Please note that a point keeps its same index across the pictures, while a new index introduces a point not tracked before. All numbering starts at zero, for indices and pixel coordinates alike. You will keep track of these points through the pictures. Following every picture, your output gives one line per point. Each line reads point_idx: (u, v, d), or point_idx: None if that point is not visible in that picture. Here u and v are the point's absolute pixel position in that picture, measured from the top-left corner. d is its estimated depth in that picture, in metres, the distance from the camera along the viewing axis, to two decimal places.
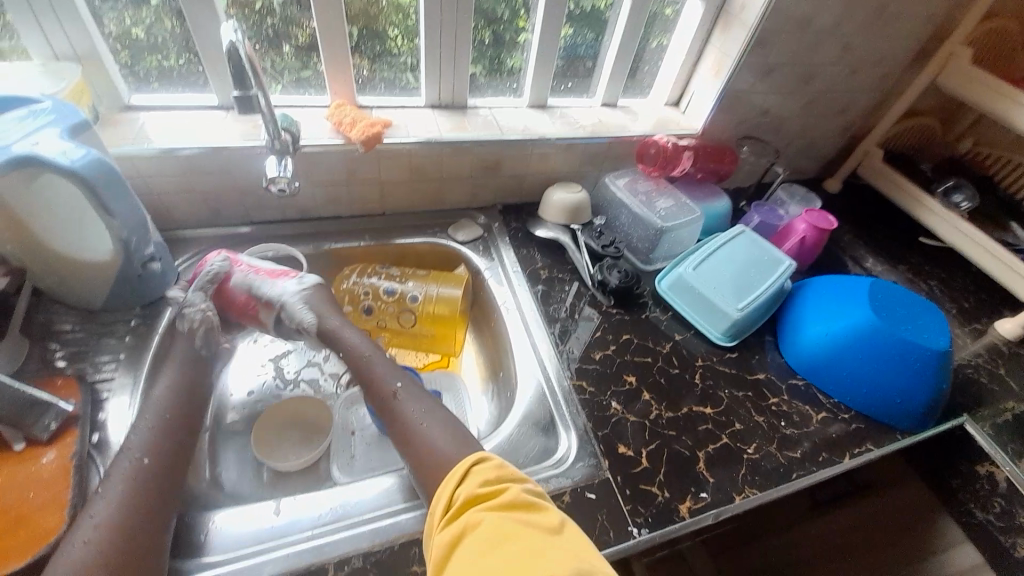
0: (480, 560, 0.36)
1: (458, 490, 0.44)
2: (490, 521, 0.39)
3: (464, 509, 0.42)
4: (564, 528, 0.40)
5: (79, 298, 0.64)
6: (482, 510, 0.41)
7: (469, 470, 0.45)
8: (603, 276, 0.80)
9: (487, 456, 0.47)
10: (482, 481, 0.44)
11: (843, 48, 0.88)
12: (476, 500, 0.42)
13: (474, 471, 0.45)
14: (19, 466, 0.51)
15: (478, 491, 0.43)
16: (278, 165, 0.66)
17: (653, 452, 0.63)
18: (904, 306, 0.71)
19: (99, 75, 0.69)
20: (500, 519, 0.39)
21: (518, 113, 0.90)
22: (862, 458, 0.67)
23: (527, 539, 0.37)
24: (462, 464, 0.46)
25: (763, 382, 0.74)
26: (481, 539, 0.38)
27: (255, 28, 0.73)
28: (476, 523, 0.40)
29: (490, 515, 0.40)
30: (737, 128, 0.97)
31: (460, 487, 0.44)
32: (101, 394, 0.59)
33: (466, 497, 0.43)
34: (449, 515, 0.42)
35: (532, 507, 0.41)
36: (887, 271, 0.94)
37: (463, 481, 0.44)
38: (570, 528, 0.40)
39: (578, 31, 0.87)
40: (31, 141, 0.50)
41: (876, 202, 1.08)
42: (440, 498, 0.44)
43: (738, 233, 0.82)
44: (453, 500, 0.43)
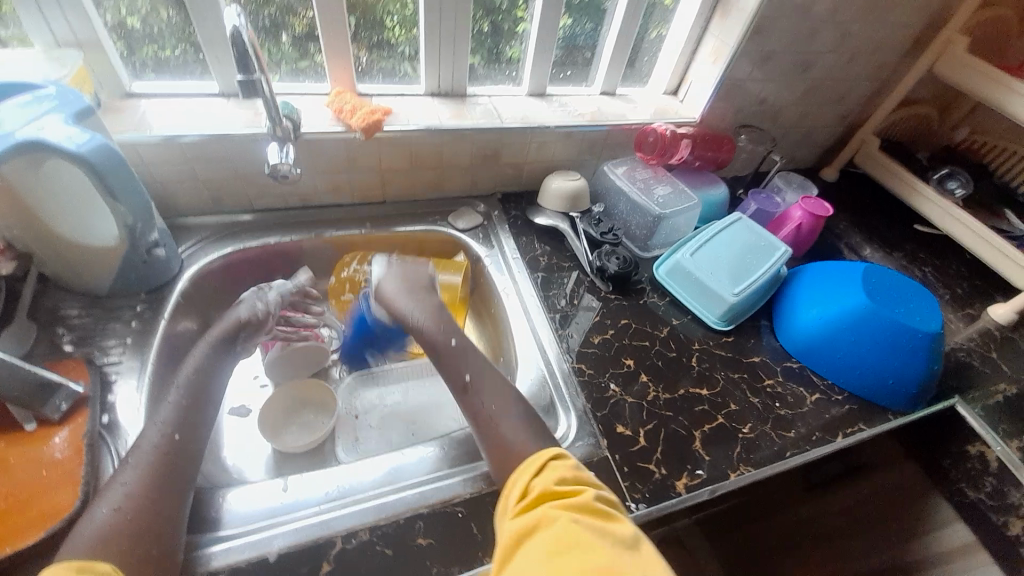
0: (555, 560, 0.37)
1: (534, 482, 0.45)
2: (566, 519, 0.40)
3: (539, 501, 0.43)
4: (638, 544, 0.40)
5: (84, 284, 0.65)
6: (558, 506, 0.41)
7: (546, 464, 0.46)
8: (602, 263, 0.81)
9: (564, 454, 0.48)
10: (558, 478, 0.44)
11: (840, 36, 0.89)
12: (553, 496, 0.43)
13: (551, 466, 0.46)
14: (32, 445, 0.52)
15: (555, 487, 0.43)
16: (281, 152, 0.67)
17: (650, 431, 0.64)
18: (898, 290, 0.72)
19: (99, 64, 0.69)
20: (576, 520, 0.40)
21: (517, 102, 0.90)
22: (854, 437, 0.68)
23: (604, 551, 0.38)
24: (539, 457, 0.47)
25: (758, 365, 0.75)
26: (558, 538, 0.39)
27: (255, 18, 0.73)
28: (550, 517, 0.40)
29: (568, 515, 0.40)
30: (735, 116, 0.98)
31: (536, 479, 0.45)
32: (109, 376, 0.60)
33: (542, 490, 0.43)
34: (524, 503, 0.43)
35: (608, 515, 0.41)
36: (883, 258, 0.95)
37: (540, 475, 0.45)
38: (645, 545, 0.40)
39: (576, 21, 0.87)
40: (36, 127, 0.51)
41: (872, 190, 1.09)
42: (514, 486, 0.45)
43: (735, 220, 0.83)
44: (529, 490, 0.44)
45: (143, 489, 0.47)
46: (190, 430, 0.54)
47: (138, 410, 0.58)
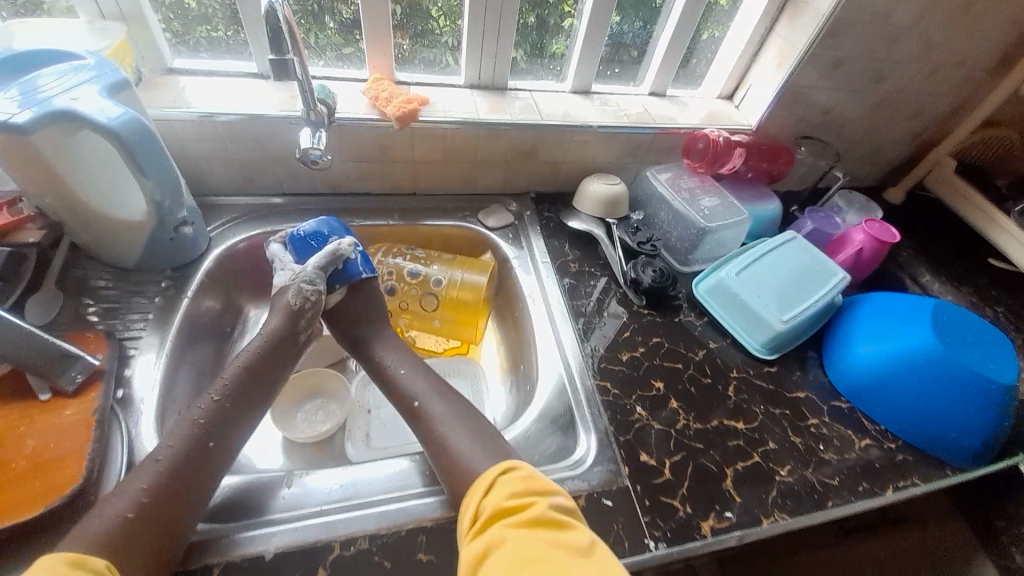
0: None
1: (485, 501, 0.44)
2: (516, 537, 0.39)
3: (491, 521, 0.42)
4: (593, 550, 0.39)
5: (113, 256, 0.65)
6: (507, 524, 0.41)
7: (495, 480, 0.46)
8: (636, 274, 0.76)
9: (514, 465, 0.47)
10: (507, 493, 0.44)
11: (923, 46, 0.80)
12: (503, 512, 0.43)
13: (502, 480, 0.46)
14: (45, 414, 0.52)
15: (506, 502, 0.43)
16: (312, 137, 0.65)
17: (677, 464, 0.59)
18: (970, 333, 0.64)
19: (143, 39, 0.69)
20: (526, 535, 0.39)
21: (560, 99, 0.86)
22: (905, 492, 0.61)
23: (556, 562, 0.37)
24: (488, 475, 0.46)
25: (803, 401, 0.68)
26: (511, 556, 0.38)
27: (302, 1, 0.71)
28: (500, 537, 0.40)
29: (518, 530, 0.40)
30: (796, 126, 0.90)
31: (486, 498, 0.45)
32: (129, 351, 0.60)
33: (493, 508, 0.43)
34: (477, 526, 0.43)
35: (561, 524, 0.41)
36: (950, 293, 0.85)
37: (489, 493, 0.45)
38: (601, 549, 0.39)
39: (628, 17, 0.82)
40: (70, 96, 0.50)
41: (941, 217, 0.99)
42: (467, 508, 0.45)
43: (788, 240, 0.77)
44: (481, 510, 0.44)
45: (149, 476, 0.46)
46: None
47: (153, 389, 0.58)
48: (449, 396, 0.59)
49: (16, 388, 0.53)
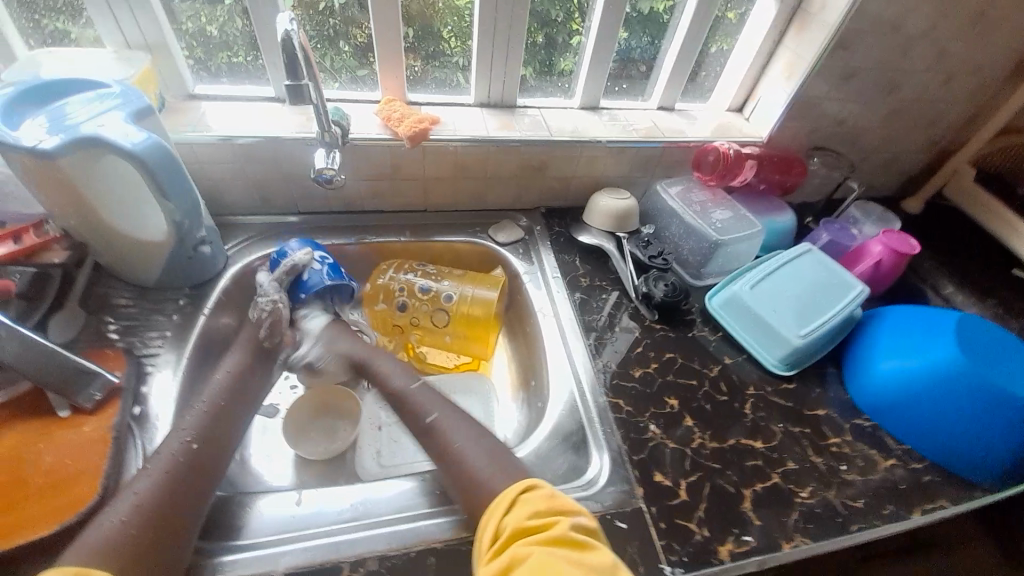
0: None
1: (505, 520, 0.44)
2: (541, 556, 0.39)
3: (511, 540, 0.42)
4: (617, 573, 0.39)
5: (135, 275, 0.67)
6: (531, 544, 0.40)
7: (517, 498, 0.45)
8: (648, 289, 0.76)
9: (535, 484, 0.47)
10: (530, 512, 0.43)
11: (936, 55, 0.80)
12: (524, 531, 0.42)
13: (524, 499, 0.45)
14: (64, 431, 0.53)
15: (528, 522, 0.42)
16: (327, 157, 0.67)
17: (693, 484, 0.58)
18: (998, 348, 0.62)
19: (166, 66, 0.72)
20: (550, 555, 0.39)
21: (568, 115, 0.87)
22: (935, 516, 0.59)
23: None
24: (508, 493, 0.46)
25: (823, 419, 0.66)
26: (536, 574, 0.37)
27: (319, 27, 0.74)
28: (525, 556, 0.39)
29: (542, 549, 0.39)
30: (808, 138, 0.89)
31: (506, 517, 0.44)
32: (146, 368, 0.61)
33: (515, 527, 0.42)
34: (497, 545, 0.42)
35: (584, 546, 0.40)
36: (974, 306, 0.83)
37: (510, 511, 0.44)
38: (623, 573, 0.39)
39: (636, 34, 0.83)
40: (97, 123, 0.53)
41: (962, 227, 0.97)
42: (486, 526, 0.44)
43: (803, 253, 0.76)
44: (501, 529, 0.43)
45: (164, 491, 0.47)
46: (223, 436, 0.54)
47: (169, 405, 0.59)
48: (456, 413, 0.59)
49: (37, 405, 0.55)
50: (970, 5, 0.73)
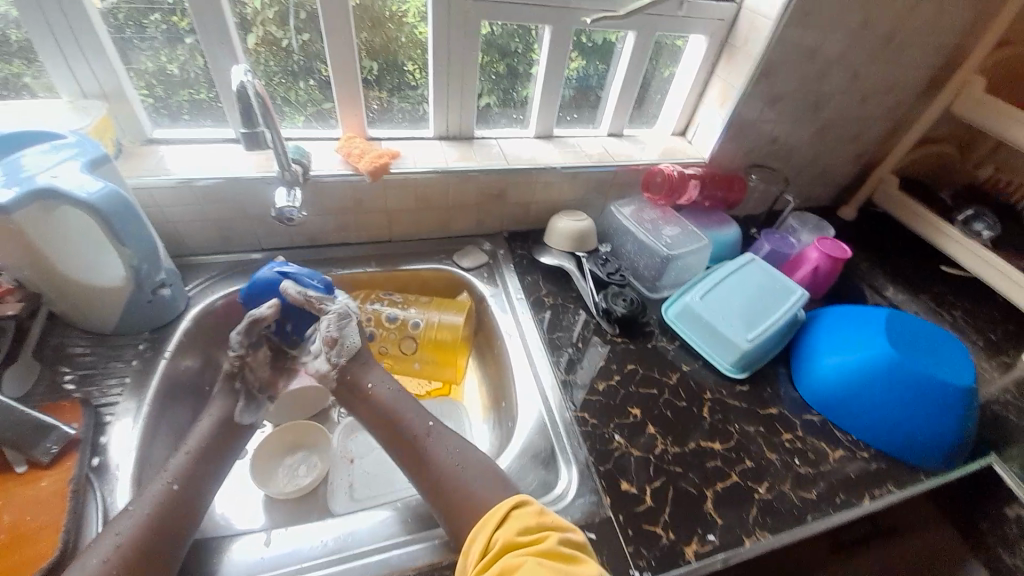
0: None
1: (497, 534, 0.46)
2: (531, 564, 0.41)
3: (502, 554, 0.44)
4: None
5: (91, 322, 0.66)
6: (520, 555, 0.43)
7: (509, 513, 0.47)
8: (608, 304, 0.79)
9: (527, 501, 0.49)
10: (521, 528, 0.45)
11: (851, 78, 0.88)
12: (516, 545, 0.44)
13: (514, 515, 0.47)
14: (19, 488, 0.51)
15: (518, 537, 0.45)
16: (289, 195, 0.69)
17: (658, 490, 0.60)
18: (924, 339, 0.68)
19: (125, 112, 0.73)
20: (539, 563, 0.41)
21: (525, 143, 0.91)
22: (882, 500, 0.62)
23: None
24: (500, 508, 0.48)
25: (776, 417, 0.70)
26: None
27: (282, 65, 0.76)
28: (514, 565, 0.41)
29: (531, 559, 0.41)
30: (746, 156, 0.97)
31: (499, 531, 0.46)
32: (105, 417, 0.60)
33: (505, 541, 0.45)
34: (486, 558, 0.45)
35: (570, 558, 0.43)
36: (908, 302, 0.90)
37: (503, 525, 0.46)
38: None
39: (587, 62, 0.89)
40: (51, 173, 0.53)
41: (892, 230, 1.05)
42: (476, 541, 0.46)
43: (747, 262, 0.81)
44: (491, 542, 0.46)
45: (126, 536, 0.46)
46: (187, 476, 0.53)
47: (130, 454, 0.58)
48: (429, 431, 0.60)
49: None
50: (875, 32, 0.82)
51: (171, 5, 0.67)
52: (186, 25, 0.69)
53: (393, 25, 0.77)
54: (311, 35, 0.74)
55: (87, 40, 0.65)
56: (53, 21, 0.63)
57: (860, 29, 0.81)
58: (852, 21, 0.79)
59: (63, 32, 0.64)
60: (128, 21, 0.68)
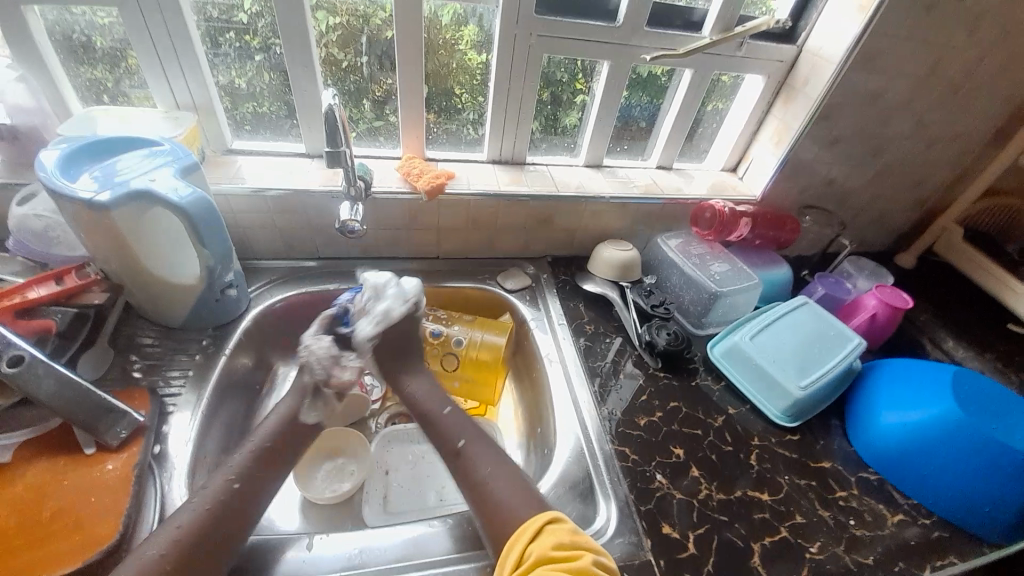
0: None
1: (531, 547, 0.46)
2: None
3: (535, 566, 0.44)
4: None
5: (162, 316, 0.70)
6: (555, 570, 0.43)
7: (543, 528, 0.47)
8: (651, 337, 0.78)
9: (560, 518, 0.49)
10: (555, 543, 0.45)
11: (915, 124, 0.86)
12: (549, 560, 0.44)
13: (548, 530, 0.47)
14: (88, 469, 0.55)
15: (552, 552, 0.45)
16: (351, 210, 0.72)
17: (701, 536, 0.58)
18: (995, 401, 0.63)
19: (209, 123, 0.79)
20: None
21: (575, 172, 0.93)
22: (947, 574, 0.58)
23: None
24: (535, 521, 0.48)
25: (829, 472, 0.67)
26: None
27: (341, 83, 0.81)
28: None
29: None
30: (799, 196, 0.95)
31: (533, 544, 0.46)
32: (167, 407, 0.63)
33: (539, 554, 0.45)
34: (521, 569, 0.45)
35: None
36: (972, 359, 0.85)
37: (537, 539, 0.46)
38: None
39: (634, 94, 0.90)
40: (149, 177, 0.58)
41: (953, 281, 1.00)
42: (509, 552, 0.46)
43: (800, 305, 0.79)
44: (524, 556, 0.46)
45: (186, 529, 0.48)
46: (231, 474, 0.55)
47: (186, 445, 0.60)
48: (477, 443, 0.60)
49: (67, 441, 0.57)
50: (943, 80, 0.80)
51: (245, 25, 0.73)
52: (257, 43, 0.75)
53: (446, 52, 0.80)
54: (371, 58, 0.79)
55: (184, 58, 0.72)
56: (159, 43, 0.70)
57: (927, 77, 0.80)
58: (920, 69, 0.78)
59: (166, 50, 0.71)
60: (205, 37, 0.73)
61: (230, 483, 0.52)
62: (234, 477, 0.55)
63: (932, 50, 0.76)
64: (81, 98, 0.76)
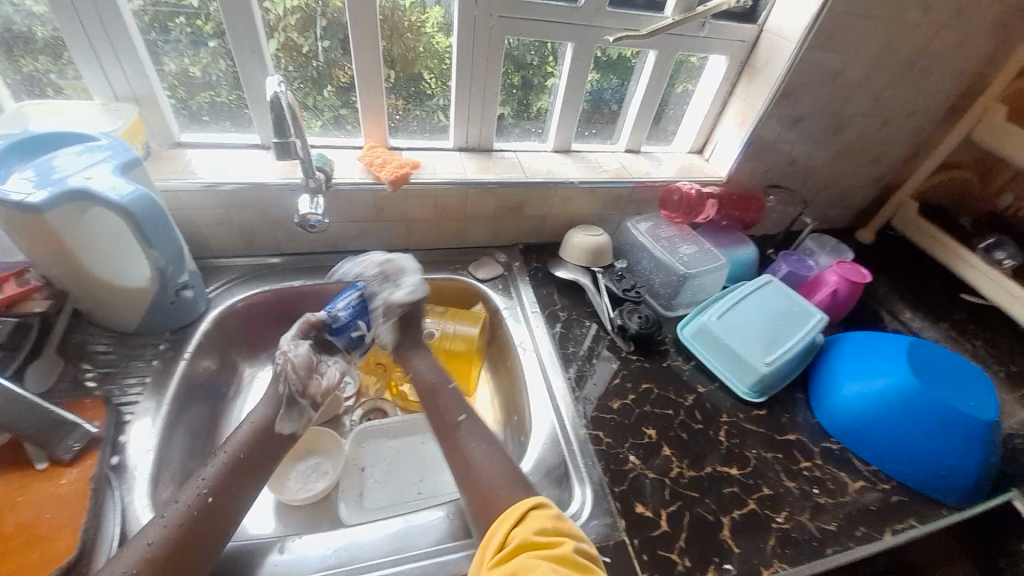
0: None
1: (514, 531, 0.45)
2: (543, 569, 0.39)
3: (517, 551, 0.43)
4: None
5: (114, 321, 0.67)
6: (536, 557, 0.41)
7: (527, 513, 0.46)
8: (623, 321, 0.79)
9: (545, 503, 0.48)
10: (538, 529, 0.44)
11: (873, 102, 0.88)
12: (532, 545, 0.43)
13: (532, 515, 0.46)
14: (42, 484, 0.52)
15: (535, 537, 0.43)
16: (311, 203, 0.70)
17: (674, 513, 0.59)
18: (948, 368, 0.66)
19: (154, 115, 0.75)
20: (554, 569, 0.40)
21: (543, 157, 0.92)
22: (903, 534, 0.61)
23: None
24: (518, 508, 0.47)
25: (794, 444, 0.69)
26: None
27: (301, 69, 0.77)
28: (529, 567, 0.40)
29: (548, 563, 0.40)
30: (764, 176, 0.96)
31: (516, 529, 0.45)
32: (124, 417, 0.60)
33: (522, 540, 0.43)
34: (503, 553, 0.43)
35: (583, 570, 0.41)
36: (926, 328, 0.88)
37: (520, 524, 0.45)
38: None
39: (603, 76, 0.89)
40: (86, 176, 0.54)
41: (911, 255, 1.04)
42: (493, 535, 0.45)
43: (765, 283, 0.80)
44: (508, 539, 0.44)
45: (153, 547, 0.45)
46: (219, 488, 0.52)
47: (148, 453, 0.58)
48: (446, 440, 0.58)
49: (16, 457, 0.54)
50: (899, 58, 0.82)
51: (196, 9, 0.68)
52: (210, 28, 0.70)
53: (411, 35, 0.77)
54: (331, 42, 0.75)
55: (121, 45, 0.67)
56: (91, 30, 0.65)
57: (883, 55, 0.81)
58: (877, 46, 0.80)
59: (100, 38, 0.66)
60: (152, 23, 0.69)
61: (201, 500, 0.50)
62: (219, 490, 0.52)
63: (887, 27, 0.77)
64: (10, 90, 0.70)
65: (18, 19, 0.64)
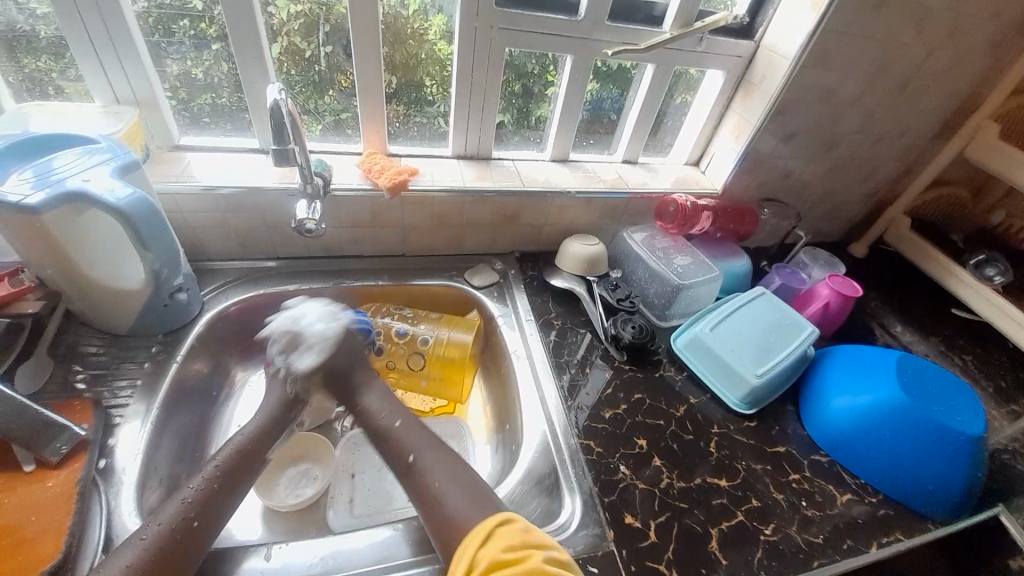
0: None
1: (480, 553, 0.44)
2: None
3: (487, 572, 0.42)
4: None
5: (106, 322, 0.67)
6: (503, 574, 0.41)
7: (492, 532, 0.46)
8: (616, 330, 0.80)
9: (511, 517, 0.47)
10: (505, 546, 0.44)
11: (865, 119, 0.89)
12: (499, 564, 0.43)
13: (500, 532, 0.46)
14: (28, 486, 0.52)
15: (501, 555, 0.43)
16: (309, 208, 0.70)
17: (662, 525, 0.59)
18: (936, 383, 0.67)
19: (154, 118, 0.75)
20: None
21: (540, 166, 0.93)
22: (890, 548, 0.61)
23: None
24: (483, 526, 0.46)
25: (783, 456, 0.70)
26: None
27: (304, 73, 0.78)
28: None
29: None
30: (758, 189, 0.98)
31: (482, 550, 0.44)
32: (114, 419, 0.60)
33: (489, 562, 0.43)
34: None
35: None
36: (916, 343, 0.89)
37: (485, 544, 0.45)
38: None
39: (602, 86, 0.90)
40: (82, 178, 0.54)
41: (903, 270, 1.05)
42: (460, 560, 0.44)
43: (757, 295, 0.81)
44: (474, 562, 0.44)
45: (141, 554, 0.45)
46: (204, 510, 0.50)
47: (137, 456, 0.58)
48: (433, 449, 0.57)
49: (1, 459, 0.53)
50: (891, 77, 0.83)
51: (200, 12, 0.69)
52: (213, 31, 0.71)
53: (414, 42, 0.78)
54: (334, 47, 0.76)
55: (124, 48, 0.68)
56: (94, 32, 0.66)
57: (875, 73, 0.82)
58: (870, 64, 0.81)
59: (103, 40, 0.67)
60: (156, 26, 0.69)
61: (186, 509, 0.49)
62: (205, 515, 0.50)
63: (879, 47, 0.79)
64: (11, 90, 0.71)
65: (19, 19, 0.65)
